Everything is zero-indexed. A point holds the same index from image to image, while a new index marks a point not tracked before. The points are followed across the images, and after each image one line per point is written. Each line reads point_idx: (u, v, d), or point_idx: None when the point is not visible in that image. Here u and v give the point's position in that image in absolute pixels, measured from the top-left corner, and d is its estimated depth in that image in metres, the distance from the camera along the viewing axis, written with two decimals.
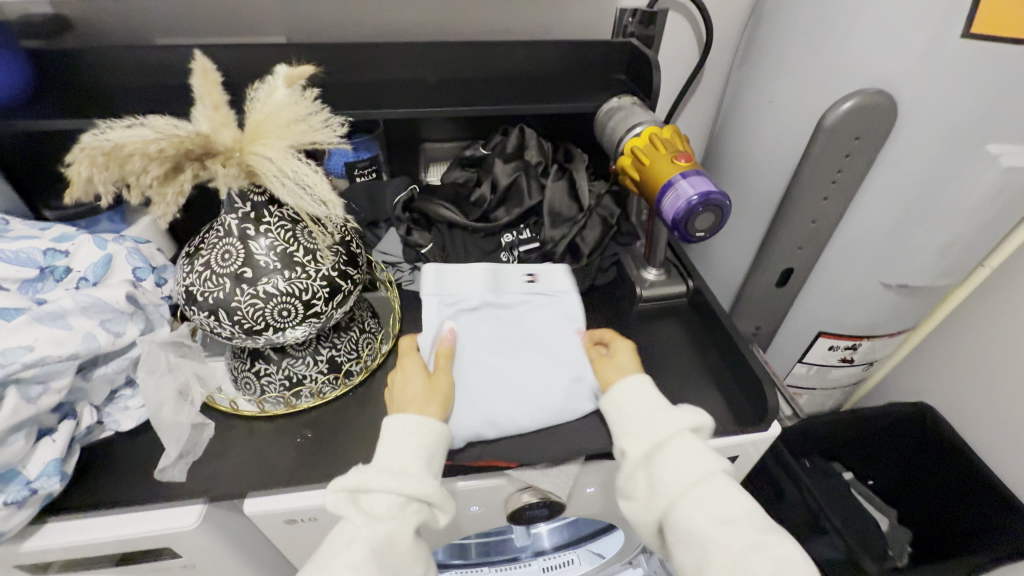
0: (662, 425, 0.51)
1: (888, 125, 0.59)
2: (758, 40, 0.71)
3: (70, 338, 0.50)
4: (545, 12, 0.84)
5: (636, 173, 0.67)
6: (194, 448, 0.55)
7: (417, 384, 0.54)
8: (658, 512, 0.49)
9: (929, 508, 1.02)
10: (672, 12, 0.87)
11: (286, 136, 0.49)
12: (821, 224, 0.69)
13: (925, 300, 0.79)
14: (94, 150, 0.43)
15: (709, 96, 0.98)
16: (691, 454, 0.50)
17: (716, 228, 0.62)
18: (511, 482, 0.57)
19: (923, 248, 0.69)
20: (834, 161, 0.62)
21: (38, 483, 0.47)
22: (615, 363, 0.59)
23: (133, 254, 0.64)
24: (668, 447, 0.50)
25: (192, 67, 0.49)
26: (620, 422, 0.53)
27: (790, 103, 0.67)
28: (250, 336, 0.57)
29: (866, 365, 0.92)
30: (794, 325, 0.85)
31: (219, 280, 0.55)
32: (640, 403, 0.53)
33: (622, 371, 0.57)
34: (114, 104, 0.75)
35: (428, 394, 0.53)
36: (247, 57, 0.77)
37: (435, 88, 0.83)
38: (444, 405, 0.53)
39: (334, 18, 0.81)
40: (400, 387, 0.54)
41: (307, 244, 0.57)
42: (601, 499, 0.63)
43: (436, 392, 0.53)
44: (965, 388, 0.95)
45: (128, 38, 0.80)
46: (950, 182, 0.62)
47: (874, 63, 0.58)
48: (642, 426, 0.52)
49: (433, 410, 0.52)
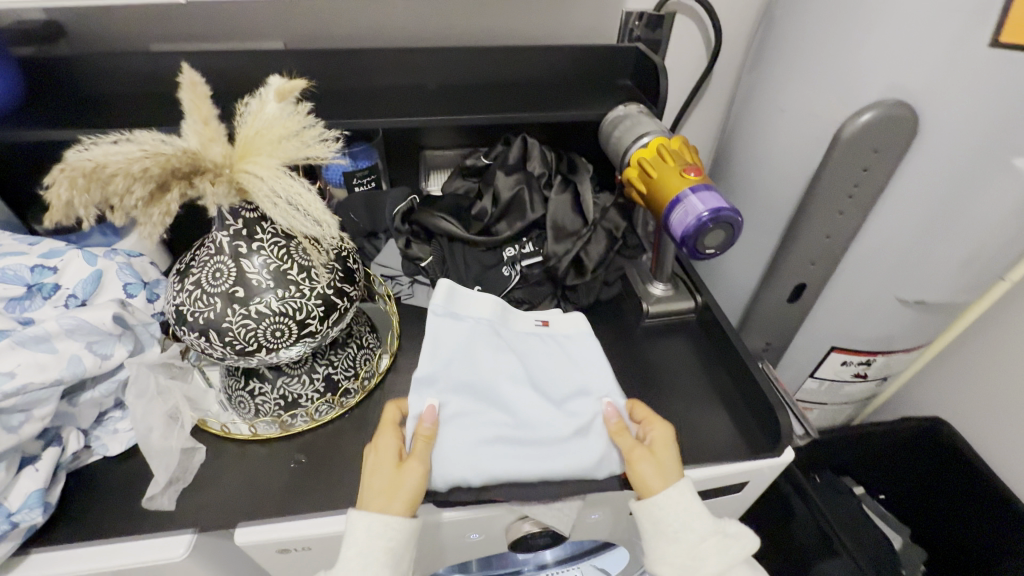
0: (703, 550, 0.50)
1: (907, 137, 0.57)
2: (770, 46, 0.68)
3: (54, 363, 0.48)
4: (550, 16, 0.82)
5: (643, 186, 0.64)
6: (184, 474, 0.54)
7: (384, 475, 0.50)
8: None
9: (943, 525, 0.99)
10: (679, 15, 0.84)
11: (278, 152, 0.47)
12: (835, 239, 0.66)
13: (943, 315, 0.76)
14: (74, 171, 0.41)
15: (718, 101, 0.95)
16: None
17: (727, 245, 0.59)
18: (512, 511, 0.55)
19: (942, 263, 0.66)
20: (850, 174, 0.60)
21: (20, 515, 0.47)
22: (655, 462, 0.53)
23: (125, 269, 0.62)
24: (709, 567, 0.50)
25: (179, 80, 0.47)
26: (656, 528, 0.51)
27: (804, 112, 0.64)
28: (243, 357, 0.55)
29: (880, 379, 0.89)
30: (806, 339, 0.82)
31: (209, 300, 0.53)
32: (674, 513, 0.51)
33: (663, 475, 0.52)
34: (107, 112, 0.73)
35: (392, 488, 0.49)
36: (242, 63, 0.74)
37: (436, 94, 0.80)
38: (411, 502, 0.49)
39: (332, 22, 0.79)
40: (369, 478, 0.50)
41: (302, 261, 0.55)
42: (605, 525, 0.61)
43: (402, 488, 0.49)
44: (982, 403, 0.92)
45: (121, 43, 0.78)
46: (972, 197, 0.59)
47: (893, 72, 0.55)
48: (687, 559, 0.51)
49: (397, 508, 0.48)
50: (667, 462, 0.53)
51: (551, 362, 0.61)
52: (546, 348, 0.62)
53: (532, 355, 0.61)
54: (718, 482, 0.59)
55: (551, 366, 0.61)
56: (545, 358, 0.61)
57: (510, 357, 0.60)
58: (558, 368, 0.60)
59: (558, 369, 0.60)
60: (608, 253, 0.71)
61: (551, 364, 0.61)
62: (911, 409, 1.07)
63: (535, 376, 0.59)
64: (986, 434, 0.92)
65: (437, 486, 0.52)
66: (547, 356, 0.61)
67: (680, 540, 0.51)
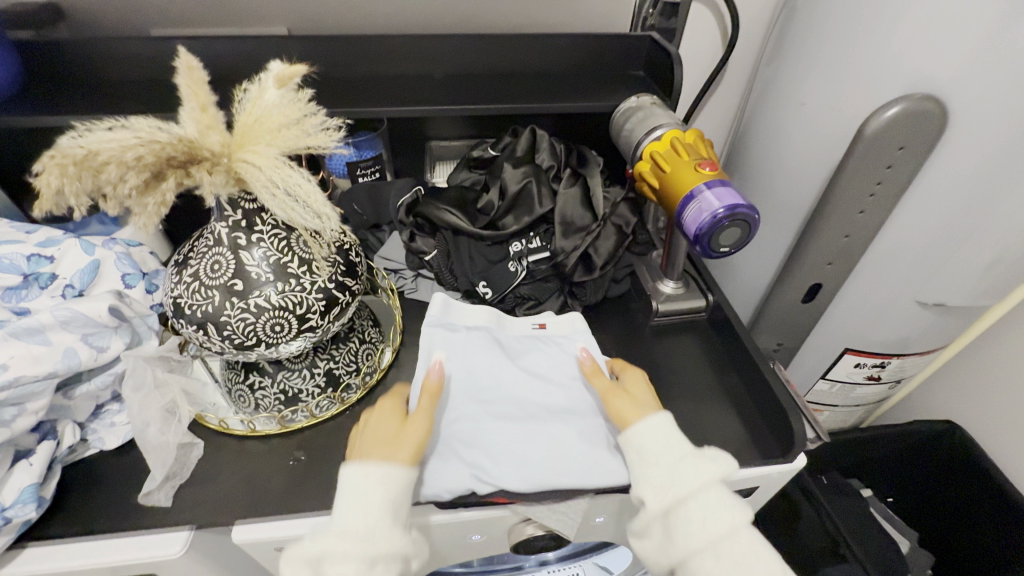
0: (686, 477, 0.46)
1: (935, 133, 0.54)
2: (790, 35, 0.65)
3: (49, 356, 0.48)
4: (561, 2, 0.79)
5: (655, 181, 0.62)
6: (181, 470, 0.53)
7: (389, 428, 0.50)
8: (673, 561, 0.46)
9: (952, 530, 0.98)
10: (695, 3, 0.81)
11: (277, 142, 0.46)
12: (854, 239, 0.64)
13: (963, 318, 0.74)
14: (64, 159, 0.40)
15: (733, 93, 0.92)
16: (719, 505, 0.45)
17: (742, 244, 0.57)
18: (515, 514, 0.53)
19: (965, 265, 0.63)
20: (873, 171, 0.57)
21: (13, 511, 0.46)
22: (629, 396, 0.53)
23: (123, 259, 0.61)
24: (695, 502, 0.45)
25: (176, 65, 0.45)
26: (639, 461, 0.48)
27: (825, 106, 0.61)
28: (242, 351, 0.54)
29: (893, 382, 0.87)
30: (819, 340, 0.80)
31: (208, 293, 0.51)
32: (660, 446, 0.48)
33: (639, 404, 0.52)
34: (106, 98, 0.72)
35: (398, 437, 0.48)
36: (244, 49, 0.73)
37: (443, 83, 0.78)
38: (416, 451, 0.48)
39: (337, 7, 0.77)
40: (371, 431, 0.50)
41: (303, 254, 0.53)
42: (609, 529, 0.60)
43: (408, 436, 0.49)
44: (997, 409, 0.89)
45: (123, 27, 0.77)
46: (1001, 197, 0.57)
47: (922, 65, 0.52)
48: (664, 478, 0.47)
49: (402, 455, 0.47)
50: (642, 397, 0.53)
51: (550, 366, 0.60)
52: (546, 354, 0.62)
53: (531, 361, 0.61)
54: (729, 486, 0.58)
55: (550, 372, 0.60)
56: (544, 363, 0.61)
57: (506, 365, 0.60)
58: (557, 373, 0.60)
59: (557, 374, 0.60)
60: (617, 250, 0.69)
61: (551, 370, 0.60)
62: (923, 413, 1.05)
63: (532, 383, 0.59)
64: (1001, 440, 0.89)
65: (435, 493, 0.50)
66: (546, 362, 0.61)
67: (659, 463, 0.48)
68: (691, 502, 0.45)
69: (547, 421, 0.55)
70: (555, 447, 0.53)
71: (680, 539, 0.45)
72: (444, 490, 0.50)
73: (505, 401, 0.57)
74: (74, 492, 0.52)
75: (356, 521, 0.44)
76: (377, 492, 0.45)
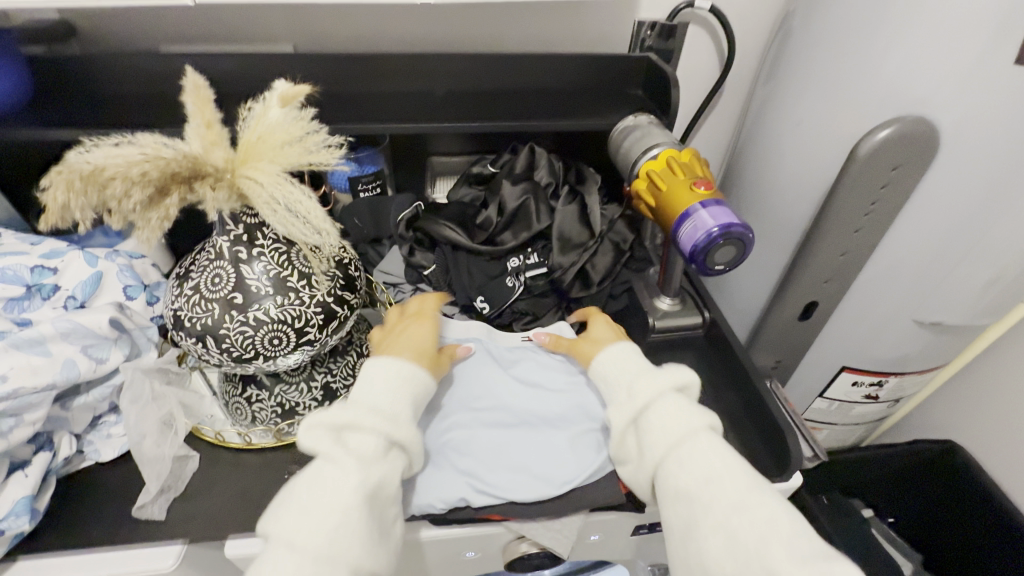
0: (642, 391, 0.50)
1: (928, 155, 0.55)
2: (784, 58, 0.67)
3: (48, 367, 0.48)
4: (561, 24, 0.81)
5: (652, 199, 0.63)
6: (176, 483, 0.53)
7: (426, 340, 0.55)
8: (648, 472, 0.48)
9: (955, 553, 0.96)
10: (692, 25, 0.83)
11: (279, 159, 0.47)
12: (850, 257, 0.64)
13: (960, 337, 0.74)
14: (72, 174, 0.41)
15: (730, 113, 0.94)
16: (678, 412, 0.48)
17: (737, 262, 0.58)
18: (509, 531, 0.53)
19: (960, 284, 0.64)
20: (868, 191, 0.58)
21: (7, 523, 0.46)
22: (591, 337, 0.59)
23: (125, 271, 0.62)
24: (654, 408, 0.49)
25: (183, 85, 0.47)
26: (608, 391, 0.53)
27: (819, 127, 0.62)
28: (240, 364, 0.55)
29: (892, 401, 0.87)
30: (816, 358, 0.80)
31: (208, 305, 0.52)
32: (619, 369, 0.53)
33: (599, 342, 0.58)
34: (113, 112, 0.73)
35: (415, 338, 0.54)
36: (251, 66, 0.74)
37: (444, 101, 0.80)
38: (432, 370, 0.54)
39: (342, 26, 0.79)
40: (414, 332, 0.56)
41: (303, 268, 0.54)
42: (605, 547, 0.59)
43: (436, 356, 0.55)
44: (997, 428, 0.89)
45: (133, 44, 0.79)
46: (993, 218, 0.58)
47: (913, 89, 0.53)
48: (626, 395, 0.51)
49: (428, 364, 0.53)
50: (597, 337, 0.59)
51: (540, 373, 0.60)
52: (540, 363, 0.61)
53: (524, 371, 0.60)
54: None
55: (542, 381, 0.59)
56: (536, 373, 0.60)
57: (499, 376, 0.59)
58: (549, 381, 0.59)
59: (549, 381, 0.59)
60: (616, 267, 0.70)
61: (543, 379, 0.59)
62: (923, 432, 1.04)
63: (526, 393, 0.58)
64: (1001, 460, 0.89)
65: (429, 508, 0.50)
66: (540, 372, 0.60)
67: (622, 385, 0.52)
68: (649, 410, 0.49)
69: (539, 431, 0.55)
70: (549, 459, 0.53)
71: (646, 448, 0.48)
72: (439, 502, 0.50)
73: (497, 412, 0.56)
74: (69, 502, 0.52)
75: (383, 390, 0.48)
76: (400, 383, 0.49)
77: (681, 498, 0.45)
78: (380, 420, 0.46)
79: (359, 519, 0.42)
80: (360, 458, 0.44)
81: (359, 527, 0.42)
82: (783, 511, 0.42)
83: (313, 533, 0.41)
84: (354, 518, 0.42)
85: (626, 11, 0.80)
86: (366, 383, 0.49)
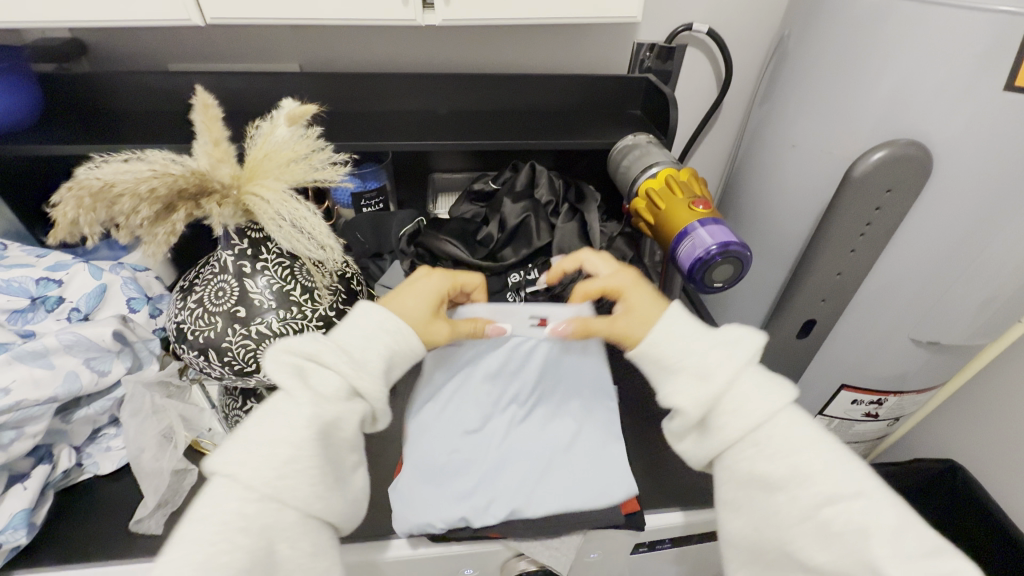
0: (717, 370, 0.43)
1: (922, 178, 0.56)
2: (780, 81, 0.68)
3: (50, 379, 0.48)
4: (562, 45, 0.83)
5: (651, 217, 0.64)
6: (174, 497, 0.53)
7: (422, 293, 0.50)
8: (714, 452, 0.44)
9: None
10: (689, 48, 0.85)
11: (284, 176, 0.47)
12: (846, 276, 0.64)
13: (957, 356, 0.74)
14: (82, 191, 0.41)
15: (727, 133, 0.96)
16: (757, 390, 0.43)
17: (735, 281, 0.58)
18: (507, 548, 0.53)
19: (956, 305, 0.65)
20: (863, 213, 0.59)
21: (4, 536, 0.46)
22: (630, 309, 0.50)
23: (129, 284, 0.63)
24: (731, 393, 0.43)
25: (193, 102, 0.47)
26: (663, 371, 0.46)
27: (814, 149, 0.64)
28: (241, 377, 0.55)
29: (891, 419, 0.87)
30: (814, 376, 0.80)
31: (211, 319, 0.53)
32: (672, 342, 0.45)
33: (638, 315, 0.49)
34: (121, 127, 0.75)
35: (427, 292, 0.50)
36: (259, 85, 0.76)
37: (446, 118, 0.81)
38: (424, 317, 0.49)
39: (347, 47, 0.80)
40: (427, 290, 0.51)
41: (305, 282, 0.55)
42: (604, 565, 0.59)
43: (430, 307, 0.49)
44: (997, 448, 0.89)
45: (142, 62, 0.81)
46: (988, 239, 0.58)
47: (904, 114, 0.55)
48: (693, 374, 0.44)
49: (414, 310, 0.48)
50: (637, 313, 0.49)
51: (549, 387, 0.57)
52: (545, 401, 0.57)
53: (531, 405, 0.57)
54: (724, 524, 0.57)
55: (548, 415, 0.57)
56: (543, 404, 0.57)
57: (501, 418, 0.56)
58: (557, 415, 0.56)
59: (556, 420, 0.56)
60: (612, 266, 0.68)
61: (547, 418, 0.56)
62: (923, 451, 1.04)
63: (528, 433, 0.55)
64: (1003, 481, 0.88)
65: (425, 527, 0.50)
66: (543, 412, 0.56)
67: (684, 366, 0.44)
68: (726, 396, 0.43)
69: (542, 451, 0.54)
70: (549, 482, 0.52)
71: (715, 431, 0.43)
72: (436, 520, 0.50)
73: (502, 446, 0.54)
74: (65, 517, 0.52)
75: (360, 336, 0.44)
76: (382, 335, 0.45)
77: (757, 483, 0.42)
78: (348, 368, 0.41)
79: (310, 462, 0.39)
80: (317, 396, 0.40)
81: (312, 465, 0.39)
82: (883, 500, 0.38)
83: (258, 472, 0.38)
84: (307, 458, 0.39)
85: (624, 34, 0.82)
86: (349, 327, 0.45)
